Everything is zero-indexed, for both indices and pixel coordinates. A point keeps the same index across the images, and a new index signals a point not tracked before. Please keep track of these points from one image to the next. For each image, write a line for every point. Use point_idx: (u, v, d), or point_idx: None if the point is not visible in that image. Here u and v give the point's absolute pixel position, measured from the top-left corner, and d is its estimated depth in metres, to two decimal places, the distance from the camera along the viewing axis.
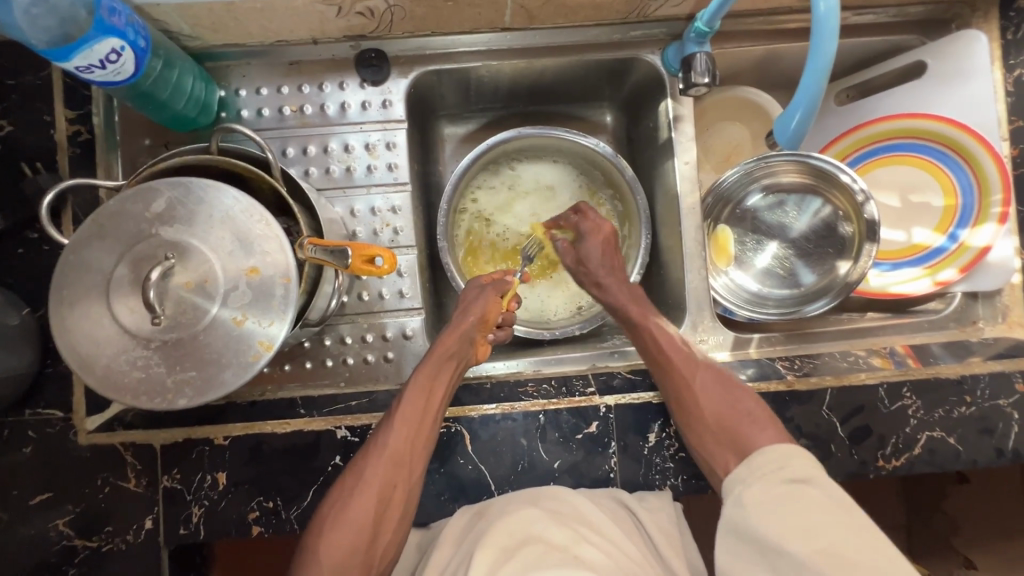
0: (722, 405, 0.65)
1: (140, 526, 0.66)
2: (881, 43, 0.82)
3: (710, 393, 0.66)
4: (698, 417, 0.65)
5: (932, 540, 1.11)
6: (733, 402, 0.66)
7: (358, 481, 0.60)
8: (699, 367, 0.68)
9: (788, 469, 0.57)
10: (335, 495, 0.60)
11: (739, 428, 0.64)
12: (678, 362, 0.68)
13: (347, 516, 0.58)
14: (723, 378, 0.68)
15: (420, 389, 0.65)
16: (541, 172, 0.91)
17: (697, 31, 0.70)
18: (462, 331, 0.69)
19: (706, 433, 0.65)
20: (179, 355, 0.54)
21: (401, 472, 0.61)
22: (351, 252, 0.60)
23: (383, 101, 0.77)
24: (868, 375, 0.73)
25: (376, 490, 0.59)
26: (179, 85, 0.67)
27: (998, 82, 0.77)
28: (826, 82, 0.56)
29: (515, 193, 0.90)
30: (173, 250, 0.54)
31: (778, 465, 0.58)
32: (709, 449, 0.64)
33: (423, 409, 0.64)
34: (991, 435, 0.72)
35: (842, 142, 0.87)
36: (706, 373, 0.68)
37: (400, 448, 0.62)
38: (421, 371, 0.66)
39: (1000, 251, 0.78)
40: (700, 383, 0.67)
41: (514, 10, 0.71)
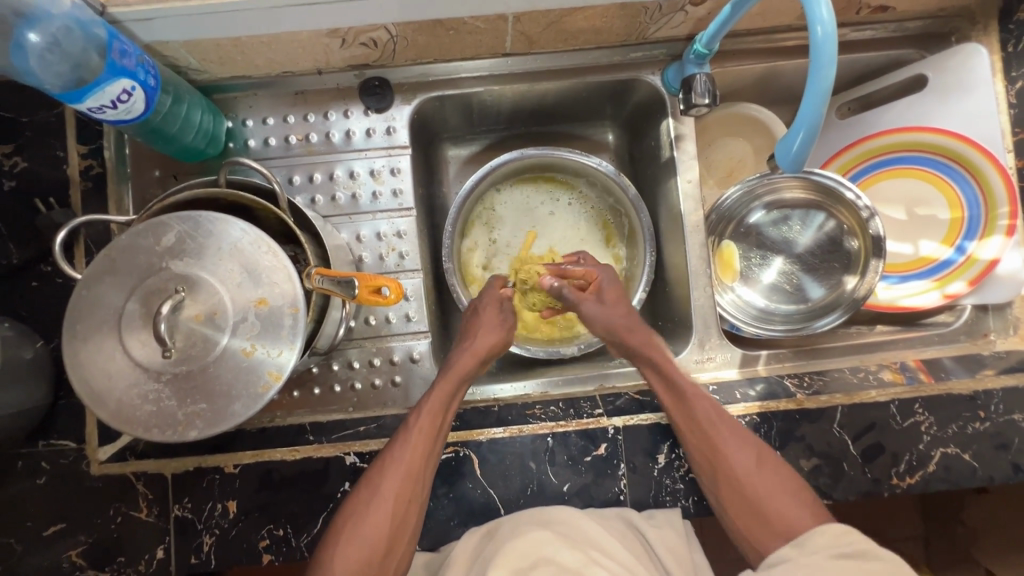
0: (772, 487, 0.63)
1: (152, 556, 0.66)
2: (880, 58, 0.82)
3: (761, 480, 0.63)
4: (747, 500, 0.63)
5: (951, 554, 1.10)
6: (776, 477, 0.63)
7: (373, 495, 0.60)
8: (735, 435, 0.65)
9: (843, 544, 0.56)
10: (349, 508, 0.60)
11: (775, 502, 0.62)
12: (711, 430, 0.65)
13: (363, 529, 0.58)
14: (769, 459, 0.65)
15: (439, 402, 0.65)
16: (550, 199, 0.91)
17: (696, 53, 0.71)
18: (478, 354, 0.70)
19: (755, 514, 0.62)
20: (190, 387, 0.54)
21: (416, 487, 0.61)
22: (357, 282, 0.59)
23: (387, 127, 0.78)
24: (879, 392, 0.72)
25: (391, 502, 0.60)
26: (188, 119, 0.68)
27: (1000, 94, 0.78)
28: (825, 107, 0.56)
29: (525, 224, 0.91)
30: (183, 284, 0.55)
31: (832, 544, 0.56)
32: (753, 530, 0.62)
33: (441, 421, 0.65)
34: (1007, 450, 0.71)
35: (846, 154, 0.87)
36: (750, 454, 0.64)
37: (417, 462, 0.61)
38: (437, 392, 0.66)
39: (1009, 263, 0.76)
40: (747, 466, 0.64)
41: (515, 37, 0.72)
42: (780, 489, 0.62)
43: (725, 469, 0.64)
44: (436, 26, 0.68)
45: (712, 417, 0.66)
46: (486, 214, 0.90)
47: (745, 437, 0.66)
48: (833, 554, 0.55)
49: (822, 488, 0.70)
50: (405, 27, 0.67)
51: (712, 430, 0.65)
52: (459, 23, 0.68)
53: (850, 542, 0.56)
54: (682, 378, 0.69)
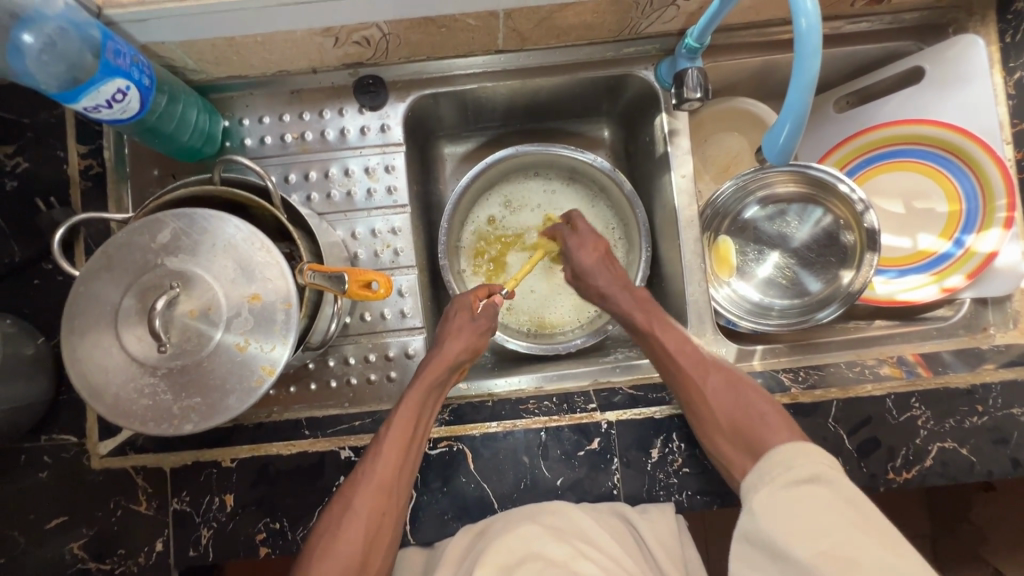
0: (733, 405, 0.66)
1: (151, 548, 0.67)
2: (877, 50, 0.82)
3: (722, 399, 0.66)
4: (711, 420, 0.66)
5: (958, 550, 1.09)
6: (746, 403, 0.66)
7: (346, 511, 0.61)
8: (710, 371, 0.68)
9: (797, 470, 0.58)
10: (326, 523, 0.61)
11: (750, 425, 0.64)
12: (685, 368, 0.68)
13: (336, 546, 0.59)
14: (736, 381, 0.68)
15: (407, 413, 0.66)
16: (552, 190, 0.91)
17: (688, 47, 0.71)
18: (452, 360, 0.70)
19: (720, 433, 0.65)
20: (184, 382, 0.55)
21: (390, 501, 0.63)
22: (348, 278, 0.61)
23: (381, 125, 0.79)
24: (875, 386, 0.71)
25: (365, 517, 0.61)
26: (183, 118, 0.69)
27: (998, 85, 0.77)
28: (812, 96, 0.55)
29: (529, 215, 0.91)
30: (177, 280, 0.56)
31: (787, 468, 0.59)
32: (723, 451, 0.65)
33: (411, 436, 0.65)
34: (1006, 445, 0.70)
35: (843, 148, 0.86)
36: (712, 375, 0.68)
37: (387, 477, 0.62)
38: (405, 406, 0.66)
39: (1006, 256, 0.76)
40: (710, 386, 0.67)
41: (507, 33, 0.72)
42: (746, 412, 0.65)
43: (692, 393, 0.67)
44: (428, 23, 0.68)
45: (676, 349, 0.70)
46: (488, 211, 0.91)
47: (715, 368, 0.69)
48: (788, 482, 0.58)
49: None
50: (396, 25, 0.67)
51: (677, 360, 0.69)
52: (450, 21, 0.68)
53: (803, 467, 0.58)
54: (649, 317, 0.73)
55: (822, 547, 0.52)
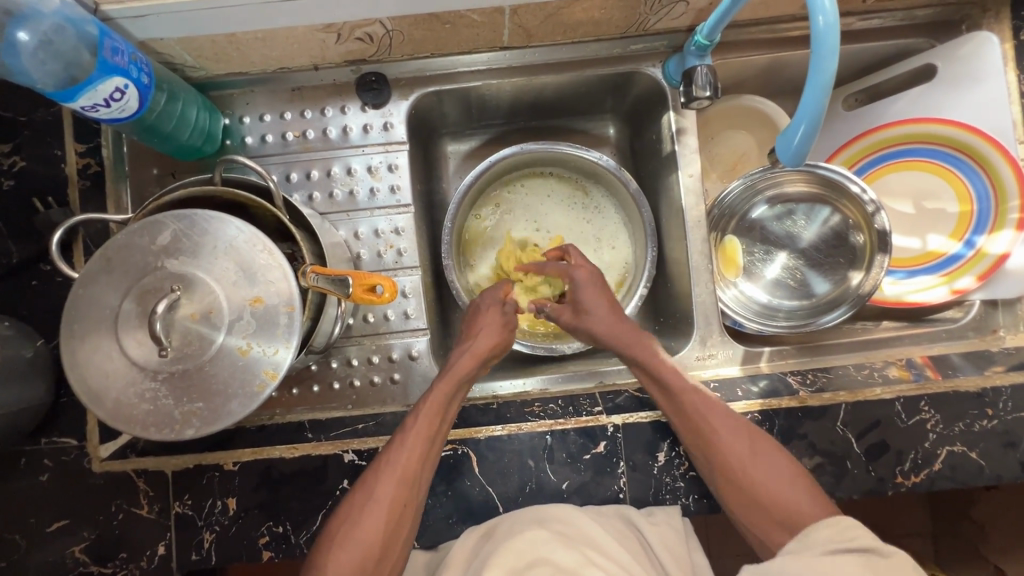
0: (773, 480, 0.62)
1: (153, 552, 0.66)
2: (888, 47, 0.81)
3: (757, 471, 0.63)
4: (742, 485, 0.63)
5: (959, 550, 1.09)
6: (782, 474, 0.62)
7: (368, 499, 0.60)
8: (744, 438, 0.65)
9: (853, 541, 0.54)
10: (345, 512, 0.61)
11: (784, 500, 0.61)
12: (718, 435, 0.65)
13: (356, 534, 0.59)
14: (760, 441, 0.65)
15: (435, 404, 0.65)
16: (568, 191, 0.91)
17: (697, 44, 0.69)
18: (479, 354, 0.70)
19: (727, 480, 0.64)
20: (186, 386, 0.55)
21: (412, 491, 0.62)
22: (351, 281, 0.60)
23: (384, 123, 0.77)
24: (884, 389, 0.70)
25: (387, 508, 0.60)
26: (183, 116, 0.67)
27: (1012, 83, 0.75)
28: (828, 97, 0.54)
29: (551, 219, 0.91)
30: (178, 282, 0.56)
31: (838, 540, 0.55)
32: (754, 520, 0.63)
33: (437, 425, 0.64)
34: (1014, 449, 0.70)
35: (851, 146, 0.86)
36: (747, 441, 0.65)
37: (411, 466, 0.62)
38: (432, 396, 0.66)
39: (1019, 258, 0.74)
40: (736, 446, 0.64)
41: (512, 30, 0.71)
42: (775, 479, 0.62)
43: (706, 440, 0.65)
44: (432, 20, 0.67)
45: (703, 406, 0.66)
46: (493, 238, 0.90)
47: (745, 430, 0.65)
48: (835, 549, 0.54)
49: (824, 487, 0.69)
50: (400, 21, 0.66)
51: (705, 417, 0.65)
52: (455, 17, 0.67)
53: (857, 539, 0.54)
54: (669, 368, 0.68)
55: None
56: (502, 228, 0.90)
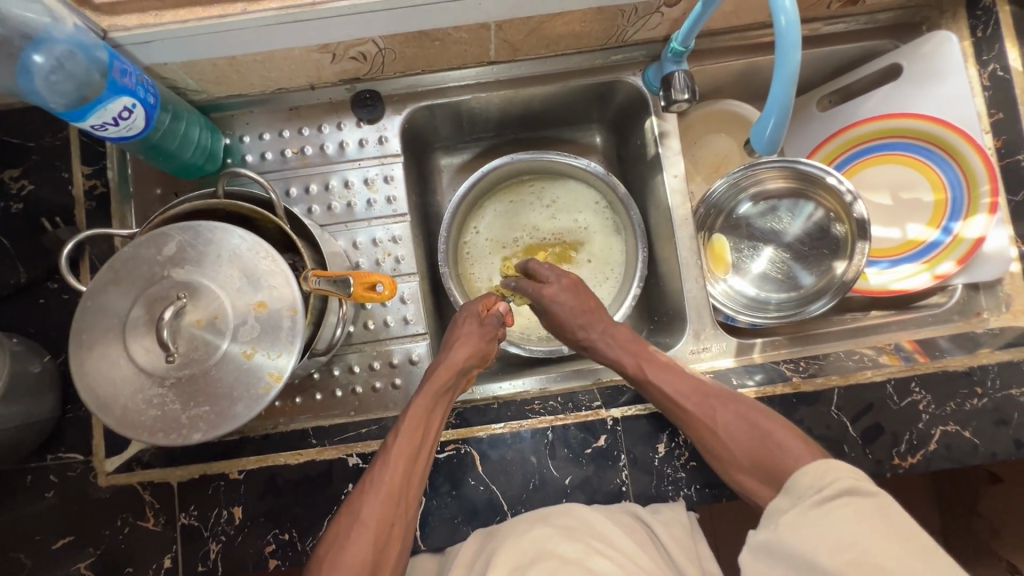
0: (749, 436, 0.64)
1: (159, 565, 0.66)
2: (855, 49, 0.85)
3: (734, 432, 0.65)
4: (725, 454, 0.64)
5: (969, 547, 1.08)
6: (759, 429, 0.64)
7: (354, 522, 0.60)
8: (716, 406, 0.66)
9: (833, 484, 0.55)
10: (332, 538, 0.60)
11: (773, 457, 0.62)
12: (688, 407, 0.67)
13: (344, 559, 0.58)
14: (743, 409, 0.66)
15: (416, 419, 0.66)
16: (559, 198, 0.94)
17: (673, 51, 0.73)
18: (458, 367, 0.70)
19: (741, 469, 0.63)
20: (193, 391, 0.56)
21: (398, 509, 0.62)
22: (353, 281, 0.62)
23: (379, 137, 0.81)
24: (874, 372, 0.72)
25: (373, 529, 0.60)
26: (186, 135, 0.70)
27: (973, 78, 0.79)
28: (795, 89, 0.58)
29: (544, 226, 0.93)
30: (185, 290, 0.58)
31: (818, 488, 0.56)
32: (747, 483, 0.63)
33: (419, 442, 0.65)
34: (1007, 426, 0.71)
35: (830, 143, 0.89)
36: (723, 408, 0.66)
37: (396, 483, 0.62)
38: (412, 413, 0.66)
39: (994, 241, 0.77)
40: (716, 415, 0.66)
41: (498, 44, 0.75)
42: (758, 439, 0.63)
43: (683, 417, 0.67)
44: (422, 37, 0.71)
45: (675, 384, 0.68)
46: (489, 247, 0.93)
47: (716, 396, 0.67)
48: (817, 499, 0.55)
49: None
50: (391, 40, 0.70)
51: (675, 401, 0.67)
52: (443, 34, 0.71)
53: (833, 483, 0.55)
54: (648, 362, 0.71)
55: (849, 556, 0.49)
56: (498, 237, 0.93)
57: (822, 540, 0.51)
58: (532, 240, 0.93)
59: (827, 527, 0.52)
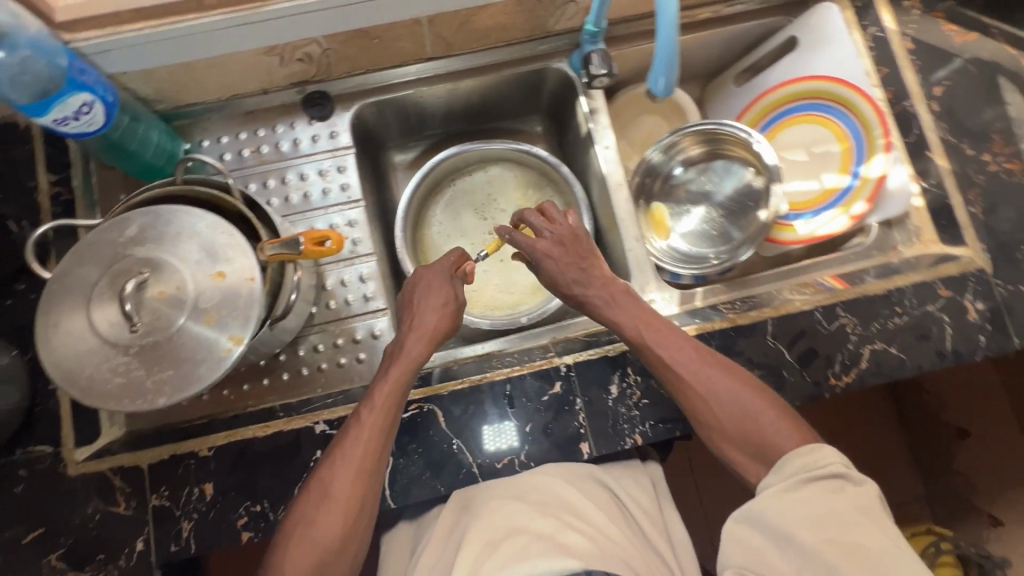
0: (738, 410, 0.66)
1: (132, 549, 0.67)
2: (756, 27, 0.95)
3: (727, 406, 0.66)
4: (712, 422, 0.66)
5: (952, 509, 1.24)
6: (750, 406, 0.65)
7: (325, 497, 0.62)
8: (715, 378, 0.67)
9: (827, 465, 0.58)
10: (301, 510, 0.62)
11: (756, 427, 0.64)
12: (685, 378, 0.68)
13: (313, 533, 0.61)
14: (740, 386, 0.67)
15: (390, 394, 0.66)
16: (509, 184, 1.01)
17: (588, 32, 0.82)
18: (428, 332, 0.72)
19: (729, 440, 0.66)
20: (156, 357, 0.59)
21: (369, 482, 0.63)
22: (303, 238, 0.63)
23: (330, 132, 0.87)
24: (802, 301, 0.78)
25: (343, 503, 0.62)
26: (146, 137, 0.76)
27: (858, 41, 0.88)
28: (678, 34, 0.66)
29: (496, 211, 1.00)
30: (147, 266, 0.61)
31: (807, 469, 0.59)
32: (735, 458, 0.66)
33: (391, 413, 0.66)
34: (928, 339, 0.77)
35: (747, 112, 0.99)
36: (710, 372, 0.67)
37: (368, 457, 0.63)
38: (385, 386, 0.67)
39: (896, 179, 0.85)
40: (715, 390, 0.67)
41: (433, 40, 0.83)
42: (745, 408, 0.65)
43: (678, 384, 0.68)
44: (361, 36, 0.78)
45: (677, 352, 0.69)
46: (446, 233, 0.98)
47: (715, 366, 0.68)
48: (805, 479, 0.58)
49: None
50: (333, 39, 0.77)
51: (667, 362, 0.68)
52: (381, 31, 0.78)
53: (825, 465, 0.58)
54: (652, 322, 0.71)
55: (830, 535, 0.53)
56: (453, 223, 0.99)
57: (803, 518, 0.55)
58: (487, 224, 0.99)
59: (814, 505, 0.55)
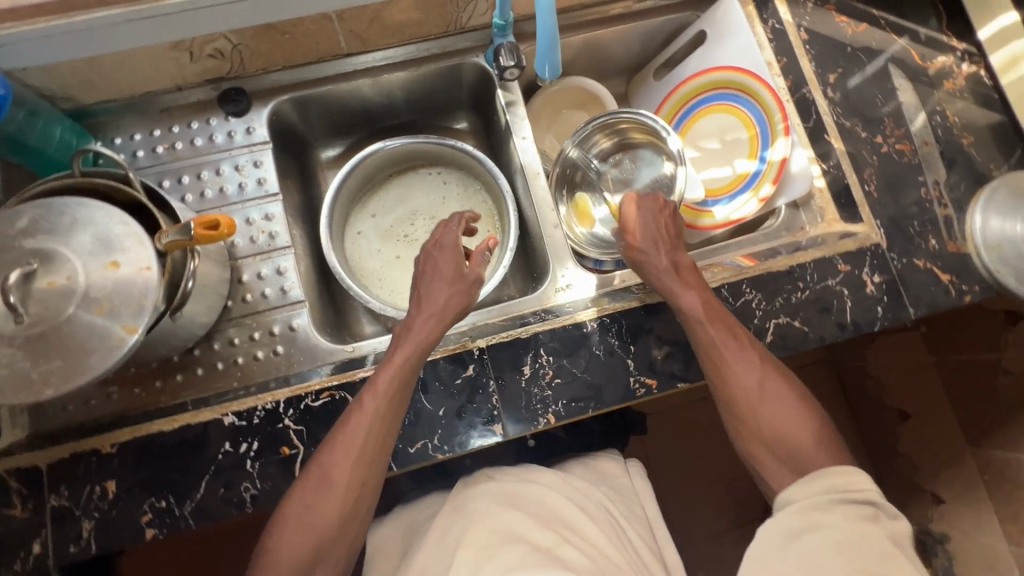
0: (781, 417, 0.68)
1: (28, 553, 0.65)
2: (668, 22, 1.00)
3: (776, 415, 0.68)
4: (752, 424, 0.69)
5: (901, 487, 1.27)
6: (794, 415, 0.69)
7: (324, 482, 0.62)
8: (775, 385, 0.70)
9: (858, 494, 0.62)
10: (299, 494, 0.63)
11: (795, 439, 0.67)
12: (746, 384, 0.69)
13: (312, 517, 0.62)
14: (791, 396, 0.70)
15: (396, 379, 0.66)
16: (437, 180, 1.02)
17: (496, 26, 0.84)
18: (456, 307, 0.71)
19: (765, 444, 0.68)
20: (44, 347, 0.58)
21: (369, 469, 0.64)
22: (192, 223, 0.62)
23: (246, 128, 0.87)
24: (710, 279, 0.81)
25: (342, 489, 0.62)
26: (46, 132, 0.75)
27: (760, 34, 0.93)
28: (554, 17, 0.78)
29: (424, 206, 1.01)
30: (36, 257, 0.60)
31: (839, 489, 0.62)
32: (764, 461, 0.68)
33: (394, 400, 0.65)
34: (830, 312, 0.80)
35: (666, 104, 1.03)
36: (763, 379, 0.70)
37: (370, 445, 0.64)
38: (391, 370, 0.66)
39: (798, 162, 0.88)
40: (764, 398, 0.69)
41: (347, 36, 0.84)
42: (787, 419, 0.68)
43: (731, 383, 0.70)
44: (271, 31, 0.79)
45: (730, 348, 0.70)
46: (375, 228, 0.99)
47: (766, 371, 0.70)
48: (836, 500, 0.61)
49: (677, 372, 0.76)
50: (242, 35, 0.78)
51: (726, 360, 0.70)
52: (290, 26, 0.79)
53: (859, 492, 0.62)
54: (718, 316, 0.72)
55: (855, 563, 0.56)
56: (382, 218, 1.00)
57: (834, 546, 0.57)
58: (416, 219, 1.00)
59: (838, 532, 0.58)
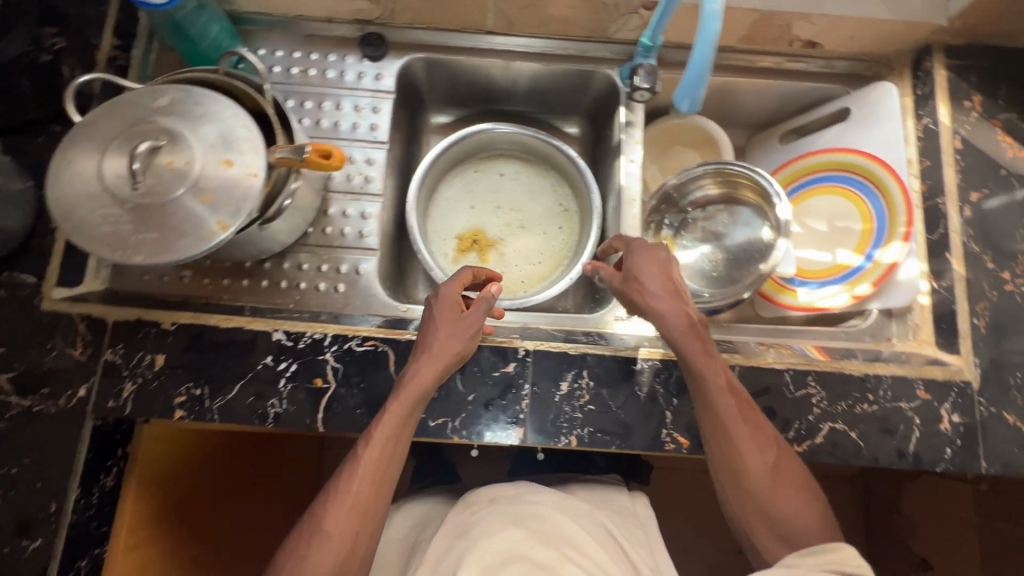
0: (775, 492, 0.65)
1: (74, 393, 0.70)
2: (815, 89, 0.95)
3: (769, 489, 0.65)
4: (746, 491, 0.66)
5: None
6: (790, 489, 0.66)
7: (318, 531, 0.61)
8: (773, 460, 0.66)
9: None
10: (295, 544, 0.62)
11: (784, 512, 0.65)
12: (744, 457, 0.66)
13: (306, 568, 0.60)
14: (786, 470, 0.66)
15: (389, 429, 0.64)
16: (531, 177, 1.02)
17: (643, 45, 0.83)
18: (449, 355, 0.67)
19: (753, 516, 0.65)
20: (147, 218, 0.62)
21: (364, 521, 0.63)
22: (309, 147, 0.67)
23: (376, 74, 0.90)
24: (776, 359, 0.77)
25: (338, 540, 0.61)
26: (205, 27, 0.80)
27: (910, 129, 0.88)
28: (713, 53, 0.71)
29: (511, 198, 1.01)
30: (166, 135, 0.65)
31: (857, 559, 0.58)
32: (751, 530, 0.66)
33: (389, 451, 0.64)
34: (892, 435, 0.75)
35: (782, 170, 0.98)
36: (762, 452, 0.66)
37: (364, 494, 0.63)
38: (386, 422, 0.65)
39: (907, 271, 0.83)
40: (757, 467, 0.65)
41: (495, 14, 0.87)
42: (782, 490, 0.65)
43: (726, 453, 0.66)
44: None
45: (729, 414, 0.67)
46: (457, 204, 1.00)
47: (766, 446, 0.67)
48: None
49: None
50: None
51: (725, 427, 0.67)
52: None
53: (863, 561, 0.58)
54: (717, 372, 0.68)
55: None
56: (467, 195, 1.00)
57: None
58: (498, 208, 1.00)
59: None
